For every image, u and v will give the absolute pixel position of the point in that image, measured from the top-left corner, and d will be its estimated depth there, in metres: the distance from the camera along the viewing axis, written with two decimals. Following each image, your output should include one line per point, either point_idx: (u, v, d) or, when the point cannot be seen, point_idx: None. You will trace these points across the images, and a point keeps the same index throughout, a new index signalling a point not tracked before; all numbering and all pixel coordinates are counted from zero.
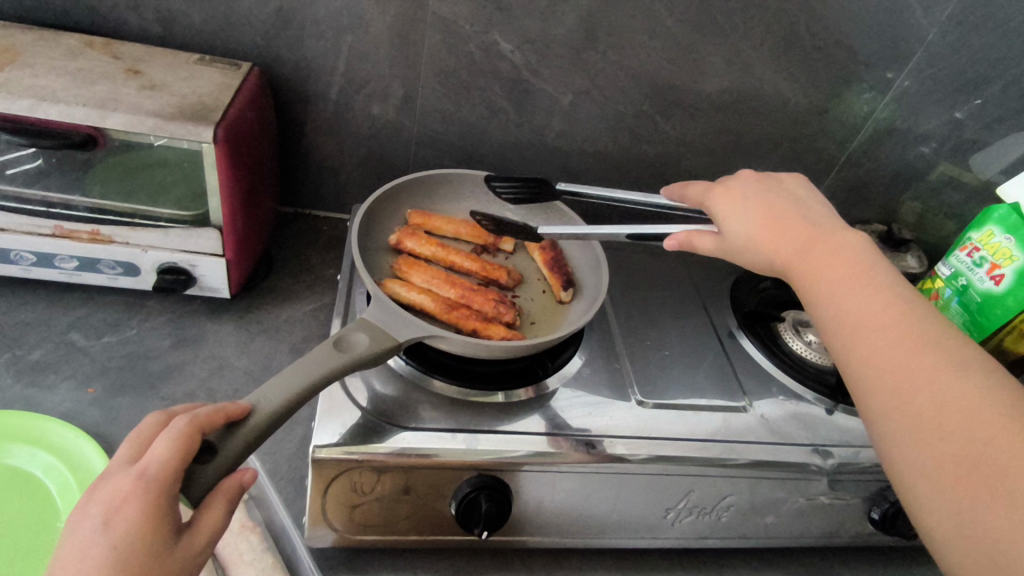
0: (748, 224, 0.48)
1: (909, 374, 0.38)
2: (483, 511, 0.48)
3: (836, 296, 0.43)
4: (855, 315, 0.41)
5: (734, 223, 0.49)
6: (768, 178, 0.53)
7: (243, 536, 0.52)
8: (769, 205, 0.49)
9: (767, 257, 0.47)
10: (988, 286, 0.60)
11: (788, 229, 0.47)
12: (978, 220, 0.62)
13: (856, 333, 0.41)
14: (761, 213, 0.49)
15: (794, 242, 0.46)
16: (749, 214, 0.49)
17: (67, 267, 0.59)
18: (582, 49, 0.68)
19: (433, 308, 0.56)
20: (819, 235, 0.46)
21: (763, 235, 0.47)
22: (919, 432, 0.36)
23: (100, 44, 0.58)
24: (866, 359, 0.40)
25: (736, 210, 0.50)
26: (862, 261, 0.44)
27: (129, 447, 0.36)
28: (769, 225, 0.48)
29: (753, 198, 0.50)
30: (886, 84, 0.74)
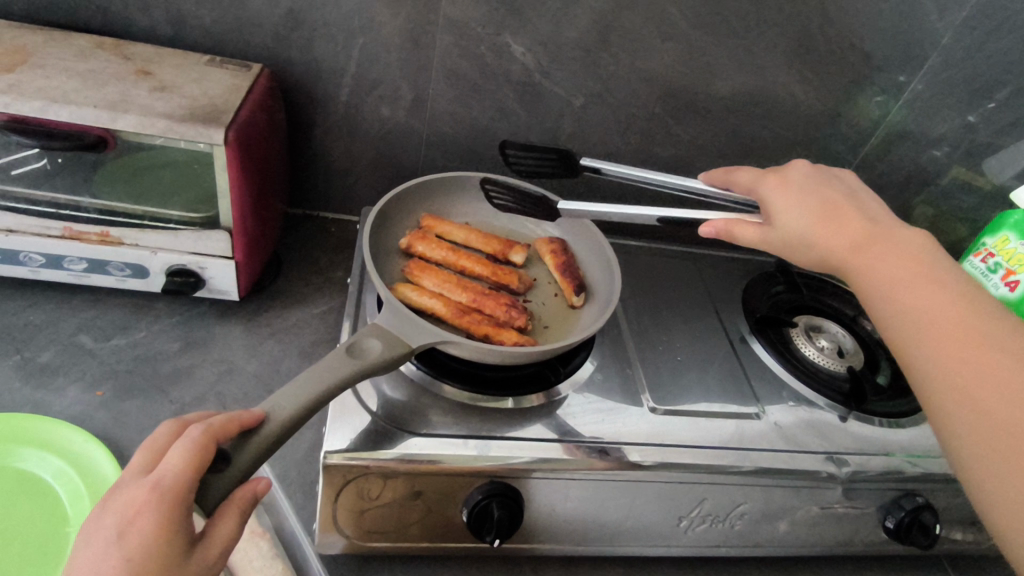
0: (805, 216, 0.47)
1: (978, 372, 0.38)
2: (495, 518, 0.46)
3: (899, 294, 0.43)
4: (920, 314, 0.42)
5: (792, 214, 0.48)
6: (822, 172, 0.52)
7: (252, 542, 0.48)
8: (826, 199, 0.48)
9: (820, 250, 0.47)
10: (1003, 291, 0.69)
11: (846, 224, 0.47)
12: (994, 227, 0.72)
13: (917, 330, 0.41)
14: (820, 207, 0.48)
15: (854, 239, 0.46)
16: (807, 206, 0.48)
17: (77, 269, 0.59)
18: (596, 51, 0.66)
19: (444, 313, 0.54)
20: (876, 229, 0.46)
21: (822, 230, 0.47)
22: (984, 427, 0.37)
23: (110, 45, 0.58)
24: (933, 357, 0.40)
25: (792, 202, 0.49)
26: (925, 259, 0.44)
27: (143, 455, 0.33)
28: (827, 221, 0.47)
29: (810, 190, 0.49)
30: (898, 87, 0.72)
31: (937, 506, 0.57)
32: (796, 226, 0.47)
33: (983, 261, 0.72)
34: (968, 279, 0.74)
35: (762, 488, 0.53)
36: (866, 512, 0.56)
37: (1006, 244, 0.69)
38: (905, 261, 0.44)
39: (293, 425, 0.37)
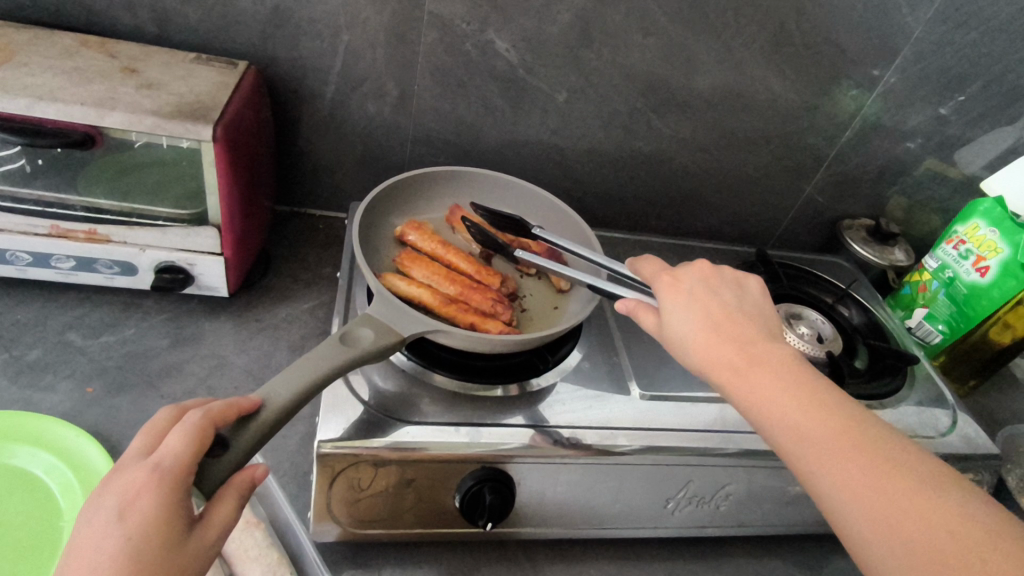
0: (688, 323, 0.46)
1: (888, 502, 0.35)
2: (487, 504, 0.47)
3: (794, 420, 0.39)
4: (818, 438, 0.38)
5: (676, 325, 0.46)
6: (726, 279, 0.50)
7: (247, 533, 0.48)
8: (711, 310, 0.46)
9: (702, 364, 0.44)
10: (975, 278, 0.72)
11: (733, 341, 0.44)
12: (964, 215, 0.74)
13: (822, 455, 0.38)
14: (707, 319, 0.45)
15: (738, 353, 0.43)
16: (693, 312, 0.46)
17: (64, 267, 0.59)
18: (579, 47, 0.68)
19: (431, 302, 0.54)
20: (756, 344, 0.44)
21: (701, 341, 0.44)
22: (912, 557, 0.33)
23: (95, 43, 0.58)
24: (842, 487, 0.36)
25: (680, 303, 0.47)
26: (801, 373, 0.42)
27: (142, 439, 0.34)
28: (709, 334, 0.45)
29: (701, 294, 0.47)
30: (872, 81, 0.75)
31: None
32: (683, 345, 0.45)
33: (954, 248, 0.74)
34: (941, 266, 0.76)
35: (747, 469, 0.54)
36: None
37: (976, 230, 0.72)
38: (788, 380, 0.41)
39: (266, 435, 0.37)
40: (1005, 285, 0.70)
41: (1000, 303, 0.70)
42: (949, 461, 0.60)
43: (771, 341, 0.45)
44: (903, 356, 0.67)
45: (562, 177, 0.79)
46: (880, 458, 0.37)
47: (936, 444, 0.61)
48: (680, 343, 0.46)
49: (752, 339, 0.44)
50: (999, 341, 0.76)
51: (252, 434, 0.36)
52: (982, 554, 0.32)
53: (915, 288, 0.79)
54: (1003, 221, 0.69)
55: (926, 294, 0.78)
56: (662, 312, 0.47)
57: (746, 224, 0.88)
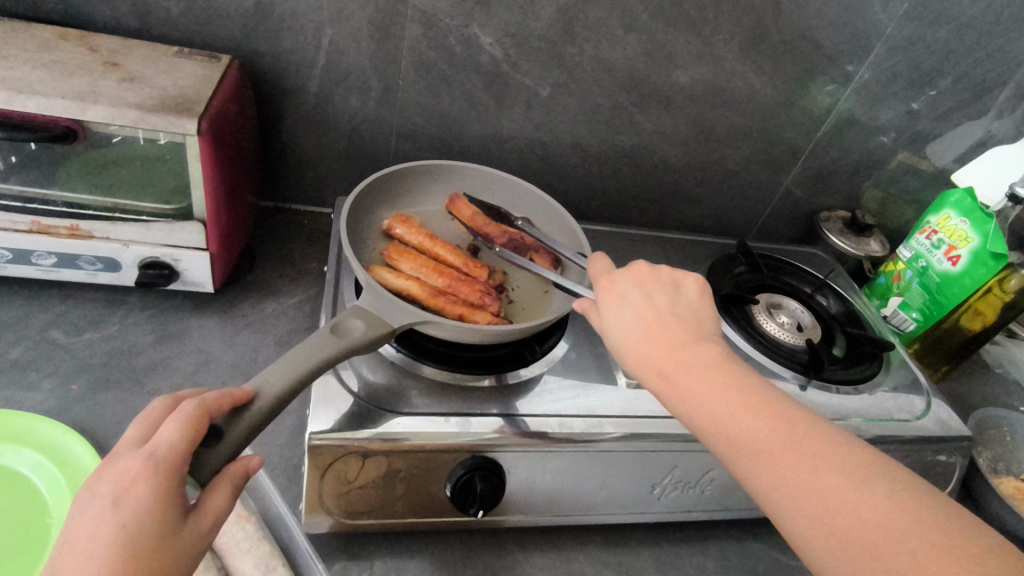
0: (621, 330, 0.46)
1: (822, 503, 0.35)
2: (478, 492, 0.48)
3: (725, 425, 0.39)
4: (749, 442, 0.38)
5: (615, 333, 0.46)
6: (663, 279, 0.49)
7: (237, 526, 0.48)
8: (646, 315, 0.46)
9: (639, 372, 0.44)
10: (946, 266, 0.75)
11: (668, 346, 0.43)
12: (935, 206, 0.77)
13: (755, 459, 0.37)
14: (642, 327, 0.45)
15: (672, 358, 0.43)
16: (628, 320, 0.46)
17: (45, 263, 0.59)
18: (562, 42, 0.68)
19: (419, 294, 0.54)
20: (688, 347, 0.43)
21: (635, 351, 0.44)
22: (852, 556, 0.33)
23: (74, 36, 0.58)
24: (778, 491, 0.36)
25: (616, 312, 0.47)
26: (730, 374, 0.41)
27: (137, 428, 0.34)
28: (641, 341, 0.44)
29: (635, 298, 0.47)
30: (847, 76, 0.76)
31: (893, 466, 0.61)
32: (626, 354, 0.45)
33: (927, 238, 0.77)
34: (915, 256, 0.78)
35: None
36: None
37: (948, 221, 0.75)
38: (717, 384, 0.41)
39: (261, 424, 0.37)
40: (976, 273, 0.72)
41: (970, 291, 0.73)
42: (923, 443, 0.62)
43: (704, 341, 0.44)
44: (879, 342, 0.69)
45: (546, 171, 0.80)
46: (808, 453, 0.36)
47: (912, 426, 0.63)
48: (623, 351, 0.45)
49: (684, 342, 0.44)
50: (970, 327, 0.79)
51: (244, 429, 0.36)
52: (915, 548, 0.32)
53: (890, 277, 0.82)
54: (973, 212, 0.72)
55: (900, 282, 0.80)
56: (601, 319, 0.47)
57: (727, 217, 0.90)
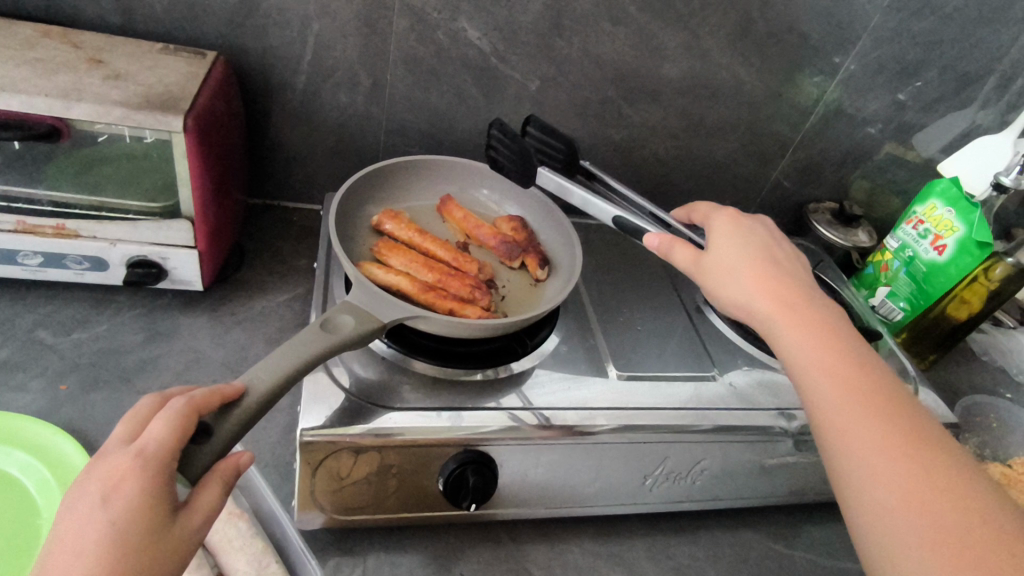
0: (740, 266, 0.50)
1: (894, 451, 0.39)
2: (471, 485, 0.48)
3: (825, 366, 0.43)
4: (842, 385, 0.42)
5: (720, 275, 0.50)
6: (786, 250, 0.53)
7: (230, 523, 0.48)
8: (758, 270, 0.49)
9: (747, 300, 0.48)
10: (933, 256, 0.75)
11: (780, 300, 0.47)
12: (922, 196, 0.78)
13: (844, 397, 0.41)
14: (752, 277, 0.49)
15: (784, 314, 0.47)
16: (746, 263, 0.50)
17: (31, 263, 0.58)
18: (550, 36, 0.68)
19: (409, 289, 0.54)
20: (804, 301, 0.47)
21: (750, 284, 0.48)
22: (909, 502, 0.37)
23: (57, 33, 0.57)
24: (854, 429, 0.40)
25: (735, 255, 0.51)
26: (839, 334, 0.45)
27: (125, 425, 0.34)
28: (759, 279, 0.48)
29: (758, 250, 0.51)
30: (834, 68, 0.77)
31: None
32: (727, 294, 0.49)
33: (914, 228, 0.77)
34: (902, 246, 0.79)
35: (720, 444, 0.56)
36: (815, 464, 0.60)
37: (934, 210, 0.75)
38: (825, 344, 0.44)
39: (251, 420, 0.37)
40: (962, 261, 0.73)
41: (956, 279, 0.74)
42: None
43: (818, 302, 0.48)
44: (867, 331, 0.70)
45: None
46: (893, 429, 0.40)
47: None
48: (723, 289, 0.49)
49: (801, 296, 0.48)
50: (957, 316, 0.80)
51: (235, 424, 0.36)
52: (972, 515, 0.35)
53: (878, 268, 0.83)
54: (959, 201, 0.73)
55: (888, 272, 0.81)
56: (714, 255, 0.51)
57: (716, 209, 0.90)
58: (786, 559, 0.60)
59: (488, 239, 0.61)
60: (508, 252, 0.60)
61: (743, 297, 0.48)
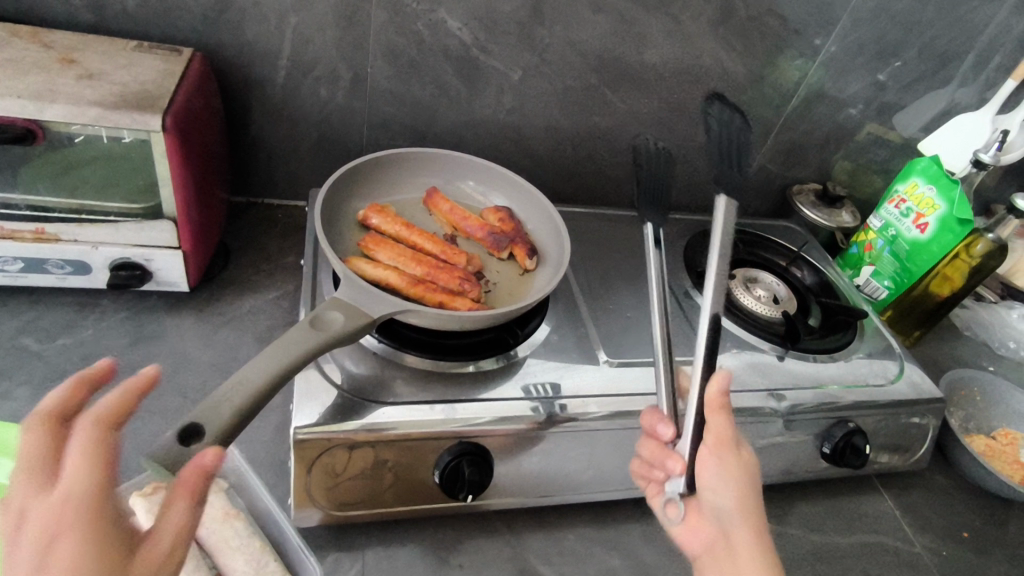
0: (727, 474, 0.45)
1: None
2: (467, 477, 0.48)
3: None
4: None
5: (714, 460, 0.45)
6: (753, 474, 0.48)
7: (226, 524, 0.47)
8: (748, 474, 0.45)
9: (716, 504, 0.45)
10: (916, 234, 0.77)
11: (748, 505, 0.45)
12: (902, 175, 0.79)
13: None
14: (734, 477, 0.45)
15: (745, 524, 0.44)
16: (734, 475, 0.45)
17: (11, 269, 0.57)
18: (532, 24, 0.68)
19: (398, 284, 0.53)
20: (759, 520, 0.45)
21: (732, 497, 0.44)
22: None
23: (27, 33, 0.56)
24: None
25: (731, 461, 0.45)
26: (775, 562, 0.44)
27: (30, 476, 0.30)
28: (739, 494, 0.45)
29: (748, 468, 0.46)
30: (813, 50, 0.77)
31: (868, 430, 0.63)
32: (704, 473, 0.45)
33: (896, 207, 0.78)
34: (885, 225, 0.80)
35: None
36: (805, 442, 0.61)
37: (915, 189, 0.76)
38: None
39: (245, 418, 0.36)
40: (944, 238, 0.74)
41: (939, 257, 0.75)
42: (897, 406, 0.64)
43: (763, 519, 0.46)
44: (852, 311, 0.71)
45: (520, 156, 0.80)
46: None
47: (885, 391, 0.64)
48: (705, 467, 0.45)
49: (758, 511, 0.45)
50: (940, 294, 0.81)
51: (227, 423, 0.35)
52: None
53: (862, 247, 0.84)
54: (939, 179, 0.74)
55: (872, 252, 0.82)
56: (721, 452, 0.45)
57: (702, 195, 0.90)
58: (779, 537, 0.61)
59: (476, 230, 0.60)
60: (496, 243, 0.60)
61: (718, 501, 0.45)
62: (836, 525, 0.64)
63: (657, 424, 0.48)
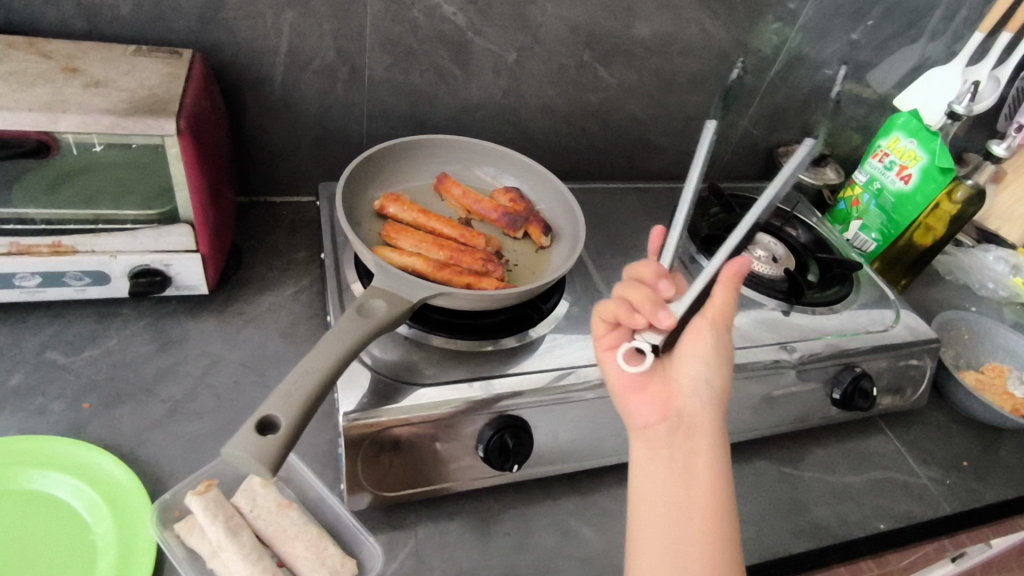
0: (705, 345, 0.47)
1: (694, 529, 0.43)
2: (511, 447, 0.51)
3: (692, 448, 0.45)
4: (695, 482, 0.44)
5: (707, 331, 0.47)
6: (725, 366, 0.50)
7: (282, 513, 0.49)
8: (728, 354, 0.48)
9: (685, 369, 0.47)
10: (899, 185, 0.80)
11: (722, 375, 0.47)
12: (884, 130, 0.82)
13: (685, 481, 0.44)
14: (718, 351, 0.47)
15: (710, 392, 0.47)
16: (711, 352, 0.47)
17: (30, 285, 0.57)
18: (524, 5, 0.69)
19: (425, 269, 0.54)
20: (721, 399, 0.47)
21: (704, 365, 0.47)
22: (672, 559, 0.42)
23: (23, 44, 0.55)
24: (680, 502, 0.44)
25: (711, 338, 0.47)
26: (722, 442, 0.46)
27: None
28: (710, 364, 0.47)
29: (724, 350, 0.48)
30: (792, 15, 0.80)
31: (872, 373, 0.67)
32: (693, 338, 0.47)
33: (879, 161, 0.82)
34: (870, 179, 0.84)
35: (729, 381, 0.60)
36: (815, 389, 0.65)
37: (897, 142, 0.80)
38: (715, 432, 0.46)
39: (315, 404, 0.37)
40: (926, 188, 0.78)
41: (923, 206, 0.79)
42: (897, 349, 0.68)
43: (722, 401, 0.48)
44: (846, 263, 0.73)
45: (517, 137, 0.81)
46: (720, 503, 0.44)
47: (884, 336, 0.68)
48: (695, 335, 0.48)
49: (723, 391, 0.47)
50: (923, 242, 0.86)
51: (300, 412, 0.37)
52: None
53: (848, 203, 0.87)
54: (919, 131, 0.78)
55: (858, 207, 0.86)
56: (709, 323, 0.47)
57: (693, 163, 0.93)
58: (798, 480, 0.65)
59: (490, 213, 0.62)
60: (511, 223, 0.62)
61: (687, 367, 0.47)
62: (847, 465, 0.68)
63: (659, 281, 0.48)
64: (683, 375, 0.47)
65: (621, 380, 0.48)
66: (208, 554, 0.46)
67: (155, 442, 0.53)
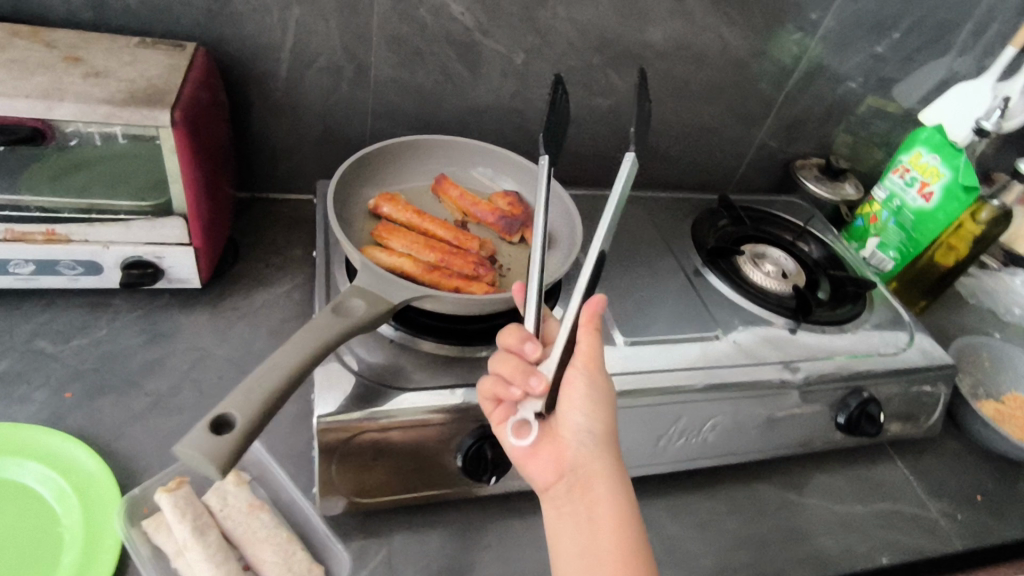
0: (580, 397, 0.44)
1: None
2: (490, 459, 0.49)
3: (592, 508, 0.43)
4: (601, 543, 0.42)
5: (581, 380, 0.45)
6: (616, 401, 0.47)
7: (252, 516, 0.48)
8: (609, 396, 0.46)
9: (567, 426, 0.45)
10: (920, 203, 0.77)
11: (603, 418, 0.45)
12: (906, 145, 0.79)
13: (591, 545, 0.42)
14: (597, 395, 0.45)
15: (597, 438, 0.44)
16: (591, 399, 0.45)
17: (23, 272, 0.57)
18: (534, 7, 0.68)
19: (413, 271, 0.53)
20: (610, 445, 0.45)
21: (586, 416, 0.44)
22: None
23: (28, 33, 0.55)
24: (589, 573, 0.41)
25: (587, 385, 0.45)
26: (622, 491, 0.44)
27: None
28: (591, 414, 0.44)
29: (606, 393, 0.45)
30: (814, 24, 0.78)
31: (881, 399, 0.64)
32: (566, 389, 0.45)
33: (900, 177, 0.79)
34: (889, 196, 0.80)
35: (727, 400, 0.58)
36: (820, 412, 0.62)
37: (919, 158, 0.77)
38: (610, 483, 0.44)
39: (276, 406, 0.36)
40: (949, 206, 0.75)
41: (944, 225, 0.75)
42: (909, 375, 0.64)
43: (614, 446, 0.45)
44: (862, 283, 0.71)
45: (524, 140, 0.80)
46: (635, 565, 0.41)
47: (897, 359, 0.65)
48: (570, 386, 0.45)
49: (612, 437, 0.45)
50: (943, 263, 0.82)
51: (258, 413, 0.35)
52: None
53: (866, 219, 0.84)
54: (943, 147, 0.75)
55: (876, 223, 0.82)
56: (579, 373, 0.45)
57: (706, 174, 0.90)
58: (798, 507, 0.62)
59: (486, 215, 0.60)
60: (508, 226, 0.60)
61: (571, 422, 0.44)
62: (851, 493, 0.64)
63: (524, 343, 0.46)
64: (569, 431, 0.45)
65: (516, 450, 0.46)
66: (173, 554, 0.45)
67: (135, 436, 0.53)
